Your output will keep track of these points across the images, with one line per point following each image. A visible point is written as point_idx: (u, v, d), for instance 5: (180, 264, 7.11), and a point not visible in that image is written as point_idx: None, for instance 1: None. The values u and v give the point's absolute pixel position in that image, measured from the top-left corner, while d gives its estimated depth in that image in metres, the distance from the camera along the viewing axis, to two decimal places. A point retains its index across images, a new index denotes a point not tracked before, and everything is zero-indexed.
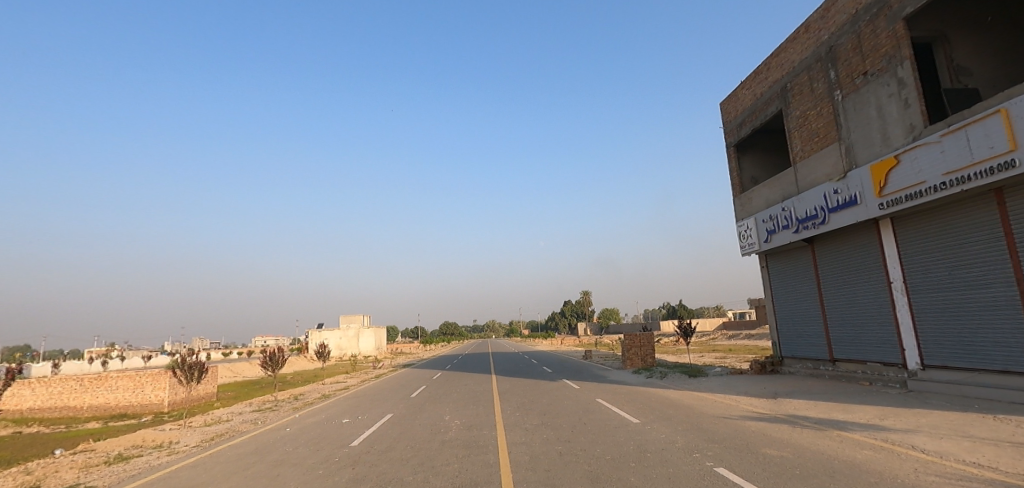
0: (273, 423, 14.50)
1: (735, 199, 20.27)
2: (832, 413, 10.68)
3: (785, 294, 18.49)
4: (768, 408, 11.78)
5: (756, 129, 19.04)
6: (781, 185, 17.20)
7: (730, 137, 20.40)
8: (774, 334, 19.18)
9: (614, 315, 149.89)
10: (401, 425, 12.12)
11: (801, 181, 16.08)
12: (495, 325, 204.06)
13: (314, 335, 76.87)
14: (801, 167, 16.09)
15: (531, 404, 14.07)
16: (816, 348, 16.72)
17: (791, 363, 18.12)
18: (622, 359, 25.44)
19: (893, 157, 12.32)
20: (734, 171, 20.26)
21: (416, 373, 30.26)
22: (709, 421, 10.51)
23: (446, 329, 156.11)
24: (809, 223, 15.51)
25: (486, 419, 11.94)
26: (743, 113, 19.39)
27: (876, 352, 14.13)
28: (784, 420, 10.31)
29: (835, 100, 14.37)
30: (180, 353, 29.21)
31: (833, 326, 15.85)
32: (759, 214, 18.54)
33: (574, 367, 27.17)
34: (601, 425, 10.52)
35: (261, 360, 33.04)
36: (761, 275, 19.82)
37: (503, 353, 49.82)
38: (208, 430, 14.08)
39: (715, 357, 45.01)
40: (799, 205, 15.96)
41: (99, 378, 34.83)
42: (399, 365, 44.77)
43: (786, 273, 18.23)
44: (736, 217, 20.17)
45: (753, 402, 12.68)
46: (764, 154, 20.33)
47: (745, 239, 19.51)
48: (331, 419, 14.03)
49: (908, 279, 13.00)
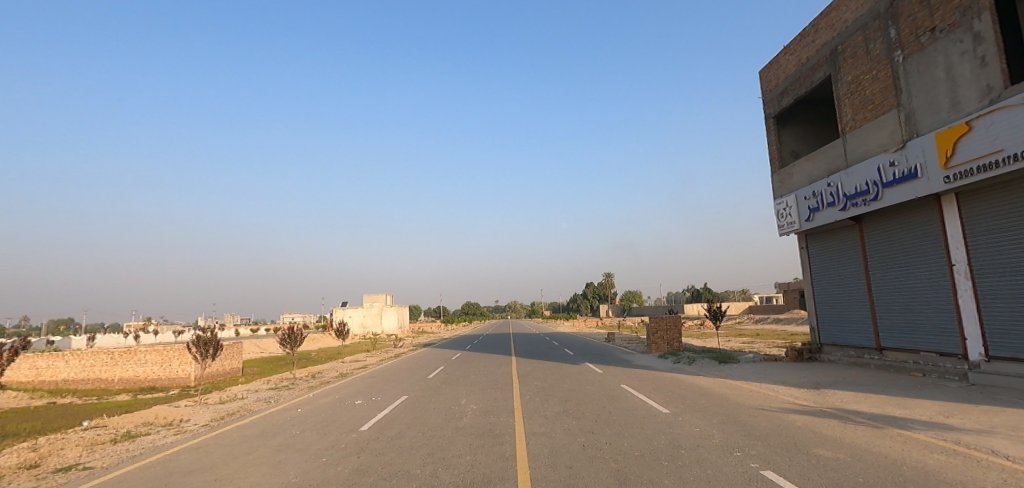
0: (286, 402, 14.13)
1: (773, 175, 18.89)
2: (887, 408, 9.62)
3: (826, 277, 17.22)
4: (812, 400, 10.78)
5: (799, 99, 17.55)
6: (827, 158, 15.81)
7: (769, 107, 18.93)
8: (813, 319, 17.96)
9: (637, 297, 148.16)
10: (415, 409, 11.52)
11: (850, 154, 14.70)
12: (516, 306, 204.47)
13: (337, 313, 77.84)
14: (850, 138, 14.68)
15: (551, 389, 13.34)
16: (860, 335, 15.51)
17: (831, 350, 16.95)
18: (647, 343, 24.50)
19: (963, 123, 10.94)
20: (774, 145, 18.83)
21: (436, 353, 29.93)
22: (747, 413, 9.58)
23: (468, 309, 156.94)
24: (859, 199, 14.17)
25: (504, 405, 11.25)
26: (785, 81, 17.89)
27: (931, 341, 12.92)
28: (833, 415, 9.29)
29: (894, 61, 12.91)
30: (199, 331, 29.34)
31: (882, 312, 14.61)
32: (800, 190, 17.18)
33: (596, 350, 26.39)
34: (627, 416, 9.71)
35: (279, 338, 33.10)
36: (799, 257, 18.51)
37: (524, 335, 49.40)
38: (220, 409, 13.77)
39: (744, 342, 43.59)
40: (848, 179, 14.60)
41: (129, 352, 35.59)
42: (420, 344, 44.69)
43: (828, 255, 16.94)
44: (774, 194, 18.82)
45: (794, 393, 11.67)
46: (806, 126, 18.83)
47: (784, 218, 18.19)
48: (345, 400, 13.58)
49: (973, 261, 11.71)
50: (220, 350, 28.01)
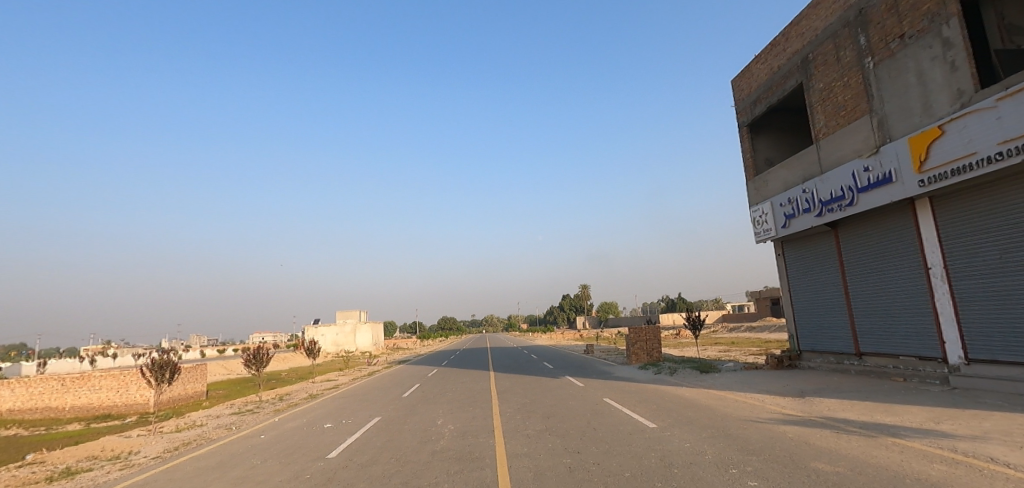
0: (249, 427, 13.17)
1: (748, 183, 18.96)
2: (875, 416, 9.41)
3: (802, 284, 17.24)
4: (799, 410, 10.52)
5: (772, 107, 17.70)
6: (801, 165, 15.89)
7: (742, 116, 19.06)
8: (791, 326, 17.93)
9: (613, 308, 149.05)
10: (388, 432, 10.81)
11: (824, 160, 14.78)
12: (492, 320, 202.99)
13: (309, 331, 75.53)
14: (824, 145, 14.78)
15: (532, 405, 12.80)
16: (839, 341, 15.48)
17: (810, 357, 16.90)
18: (627, 354, 24.17)
19: (936, 127, 11.03)
20: (748, 153, 18.94)
21: (411, 370, 28.99)
22: (737, 425, 9.23)
23: (445, 324, 154.86)
24: (835, 205, 14.20)
25: (483, 425, 10.64)
26: (757, 90, 18.05)
27: (911, 346, 12.90)
28: (824, 425, 9.00)
29: (865, 68, 13.07)
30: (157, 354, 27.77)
31: (860, 317, 14.61)
32: (775, 197, 17.22)
33: (576, 363, 25.93)
34: (614, 432, 9.24)
35: (245, 358, 31.49)
36: (776, 264, 18.53)
37: (502, 349, 48.69)
38: (176, 438, 12.73)
39: (720, 350, 43.91)
40: (823, 185, 14.66)
41: (81, 377, 33.43)
42: (395, 361, 43.43)
43: (804, 261, 16.97)
44: (749, 201, 18.87)
45: (780, 403, 11.41)
46: (778, 134, 19.02)
47: (760, 225, 18.21)
48: (313, 424, 12.74)
49: (950, 263, 11.74)
50: (178, 373, 26.40)
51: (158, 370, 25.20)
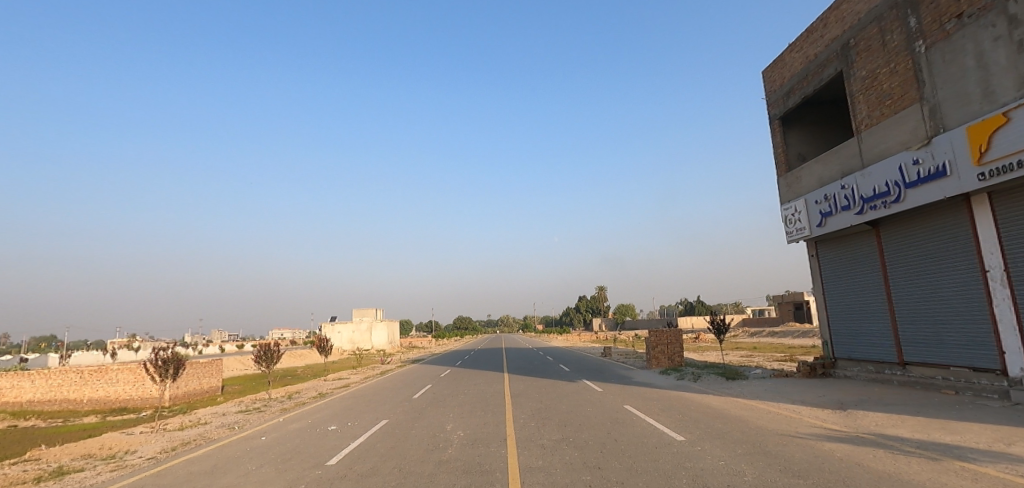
0: (252, 427, 12.66)
1: (779, 179, 17.90)
2: (932, 433, 8.43)
3: (838, 287, 16.16)
4: (842, 424, 9.57)
5: (807, 99, 16.64)
6: (839, 159, 14.82)
7: (774, 108, 18.01)
8: (825, 332, 16.84)
9: (630, 310, 147.28)
10: (393, 438, 10.17)
11: (866, 154, 13.71)
12: (508, 320, 202.41)
13: (326, 328, 75.90)
14: (866, 137, 13.71)
15: (548, 411, 12.07)
16: (879, 349, 14.38)
17: (846, 366, 15.81)
18: (647, 358, 23.21)
19: (999, 115, 9.99)
20: (779, 147, 17.88)
21: (425, 370, 28.44)
22: (776, 441, 8.34)
23: (461, 323, 154.78)
24: (878, 201, 13.13)
25: (495, 432, 9.92)
26: (790, 81, 17.00)
27: (963, 356, 11.81)
28: (874, 443, 8.06)
29: (914, 52, 12.01)
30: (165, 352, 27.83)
31: (904, 323, 13.52)
32: (810, 194, 16.15)
33: (593, 366, 25.07)
34: (636, 446, 8.43)
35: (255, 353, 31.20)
36: (809, 265, 17.42)
37: (518, 349, 48.03)
38: (176, 437, 12.25)
39: (742, 356, 42.59)
40: (865, 181, 13.59)
41: (99, 370, 33.63)
42: (409, 360, 42.98)
43: (840, 263, 15.89)
44: (780, 199, 17.80)
45: (819, 415, 10.46)
46: (812, 128, 17.93)
47: (792, 224, 17.14)
48: (318, 425, 12.19)
49: (1010, 266, 10.66)
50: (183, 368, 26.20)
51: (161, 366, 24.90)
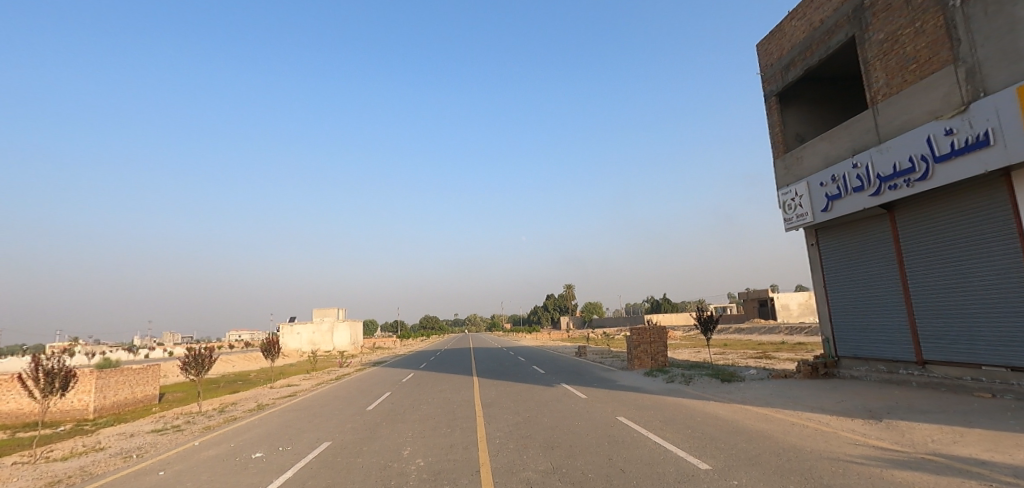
0: (155, 455, 9.95)
1: (776, 161, 16.37)
2: (1016, 454, 6.71)
3: (841, 278, 14.73)
4: (893, 441, 7.77)
5: (808, 72, 15.13)
6: (848, 135, 13.28)
7: (770, 84, 16.48)
8: (825, 328, 15.38)
9: (598, 308, 147.25)
10: (333, 471, 7.84)
11: (882, 127, 12.18)
12: (475, 320, 199.74)
13: (284, 329, 71.23)
14: (883, 108, 12.19)
15: (528, 428, 9.94)
16: (893, 347, 12.95)
17: (852, 365, 14.37)
18: (628, 358, 21.43)
19: None
20: (776, 126, 16.37)
21: (386, 374, 25.87)
22: (829, 469, 6.45)
23: (427, 323, 151.49)
24: (900, 179, 11.59)
25: (465, 462, 7.74)
26: (789, 52, 15.46)
27: (999, 354, 10.35)
28: (955, 470, 6.25)
29: (947, 7, 10.53)
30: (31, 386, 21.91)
31: (924, 317, 12.09)
32: (813, 176, 14.59)
33: (570, 367, 23.18)
34: (653, 480, 6.40)
35: (181, 359, 26.25)
36: (809, 255, 15.92)
37: (487, 349, 45.79)
38: (49, 472, 9.44)
39: (714, 353, 41.62)
40: (882, 157, 12.05)
41: (10, 379, 29.36)
42: (370, 363, 40.03)
43: (845, 251, 14.44)
44: (777, 183, 16.26)
45: (856, 428, 8.69)
46: (809, 107, 16.52)
47: (791, 210, 15.58)
48: (240, 450, 9.69)
49: None
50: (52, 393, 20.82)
51: (29, 375, 15.14)
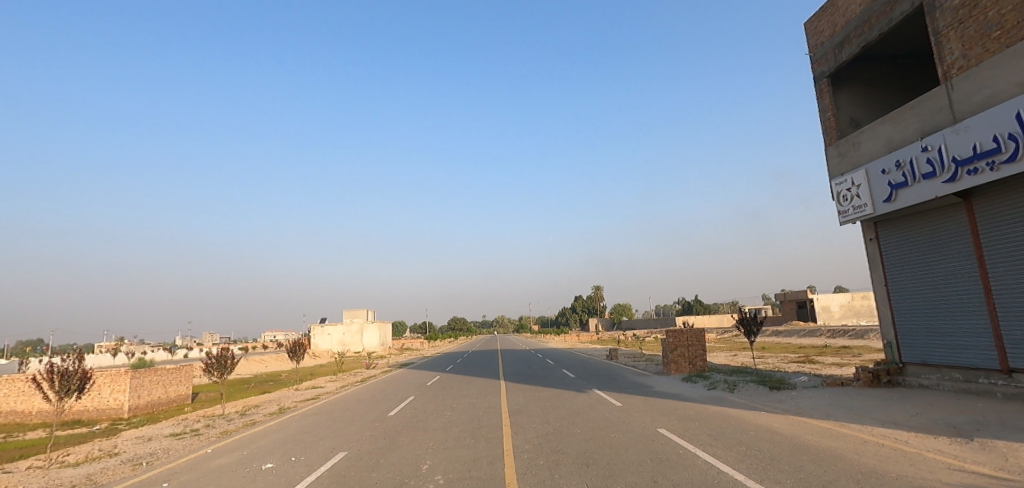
0: (165, 463, 9.44)
1: (828, 149, 15.00)
2: None
3: (906, 275, 13.29)
4: (996, 466, 6.53)
5: (865, 49, 13.76)
6: (915, 117, 11.90)
7: (820, 65, 15.14)
8: (887, 331, 13.94)
9: (627, 310, 144.48)
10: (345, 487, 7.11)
11: (959, 104, 10.79)
12: (503, 321, 199.36)
13: (315, 330, 72.11)
14: (959, 83, 10.81)
15: (559, 440, 9.02)
16: (972, 353, 11.48)
17: (920, 372, 12.91)
18: (663, 362, 20.22)
19: None
20: (828, 111, 15.01)
21: (412, 376, 25.31)
22: None
23: (455, 324, 151.77)
24: (981, 162, 10.19)
25: (489, 480, 6.88)
26: (843, 28, 14.13)
27: None
28: None
29: None
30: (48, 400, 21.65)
31: (1010, 319, 10.62)
32: (872, 163, 13.21)
33: (602, 372, 22.08)
34: None
35: (203, 360, 25.93)
36: (867, 251, 14.49)
37: (514, 351, 44.85)
38: (57, 479, 9.00)
39: (752, 357, 39.62)
40: (959, 138, 10.67)
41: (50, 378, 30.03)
42: (397, 364, 39.69)
43: (911, 245, 13.02)
44: (830, 172, 14.88)
45: (942, 449, 7.44)
46: (865, 89, 15.10)
47: (847, 201, 14.19)
48: (251, 460, 9.08)
49: None
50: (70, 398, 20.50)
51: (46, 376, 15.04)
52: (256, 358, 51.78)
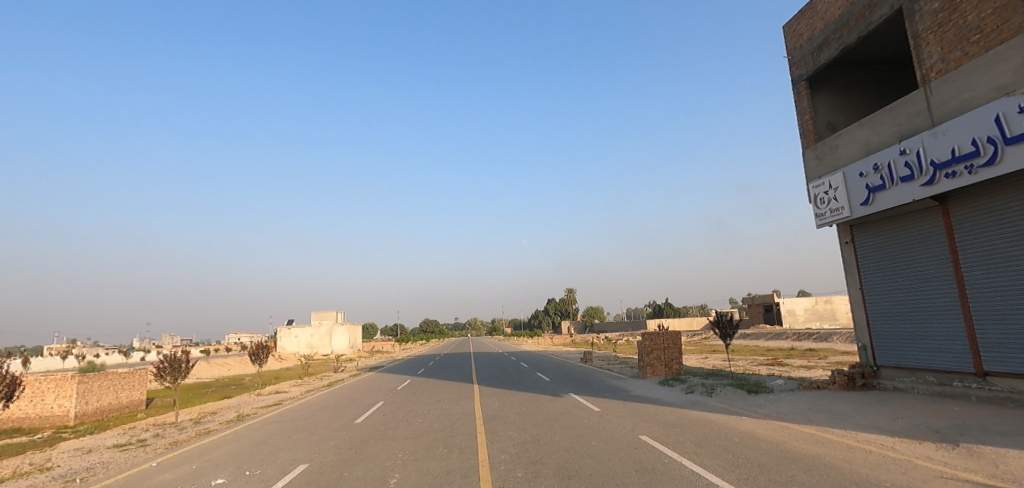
0: (102, 480, 8.51)
1: (806, 152, 14.99)
2: None
3: (881, 279, 13.33)
4: (989, 474, 6.34)
5: (844, 52, 13.77)
6: (893, 120, 11.92)
7: (798, 68, 15.14)
8: (861, 335, 13.97)
9: (600, 312, 145.57)
10: None
11: (937, 108, 10.80)
12: (475, 324, 198.17)
13: (282, 332, 69.86)
14: (937, 87, 10.83)
15: (538, 449, 8.51)
16: (946, 356, 11.52)
17: (894, 375, 12.94)
18: (639, 365, 19.98)
19: None
20: (806, 114, 15.01)
21: (382, 380, 24.43)
22: None
23: (427, 327, 150.02)
24: (960, 165, 10.20)
25: None
26: (822, 31, 14.12)
27: None
28: None
29: None
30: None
31: (985, 323, 10.67)
32: (850, 165, 13.21)
33: (577, 375, 21.70)
34: None
35: (156, 364, 24.28)
36: (843, 254, 14.52)
37: (487, 354, 44.19)
38: None
39: (722, 360, 40.01)
40: (937, 142, 10.67)
41: None
42: (367, 368, 38.55)
43: (887, 248, 13.07)
44: (807, 175, 14.87)
45: (931, 455, 7.26)
46: (841, 92, 15.17)
47: (824, 204, 14.18)
48: (201, 475, 8.26)
49: None
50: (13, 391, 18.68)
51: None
52: (218, 361, 49.61)
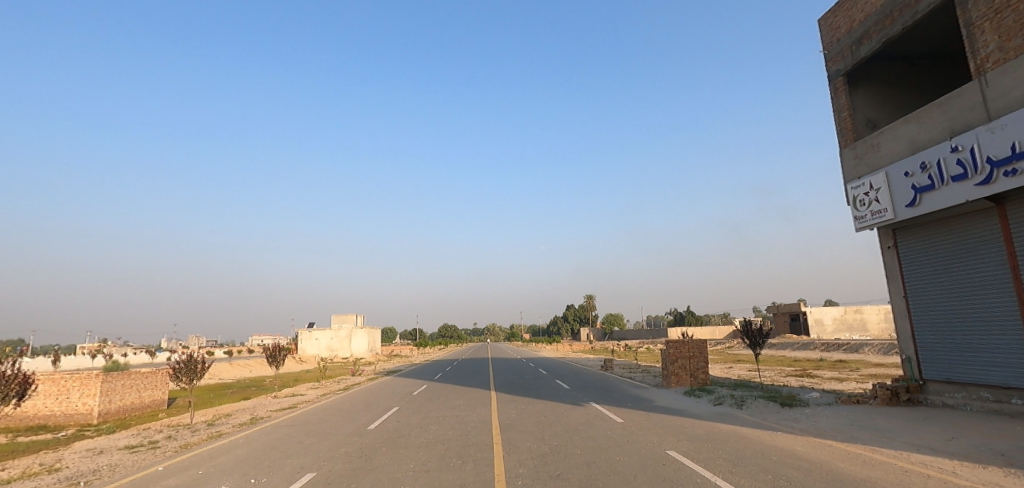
0: (107, 483, 8.23)
1: (844, 151, 14.17)
2: None
3: (928, 286, 12.42)
4: None
5: (886, 44, 12.97)
6: (943, 115, 11.09)
7: (836, 63, 14.36)
8: (906, 346, 13.04)
9: (619, 320, 143.88)
10: None
11: (994, 101, 9.97)
12: (493, 329, 197.73)
13: (303, 335, 70.55)
14: (994, 78, 10.01)
15: (559, 462, 7.96)
16: (1004, 371, 10.58)
17: (943, 390, 12.00)
18: (663, 374, 19.19)
19: None
20: (844, 111, 14.21)
21: (398, 384, 24.07)
22: None
23: (446, 332, 150.12)
24: (1021, 162, 9.34)
25: None
26: (862, 23, 13.34)
27: None
28: None
29: None
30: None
31: None
32: (894, 165, 12.37)
33: (598, 383, 21.01)
34: None
35: (172, 365, 24.30)
36: (885, 259, 13.62)
37: (505, 360, 43.61)
38: None
39: (747, 370, 38.60)
40: (994, 137, 9.83)
41: None
42: (385, 372, 38.38)
43: (935, 253, 12.18)
44: (846, 176, 14.04)
45: (1000, 482, 6.48)
46: (882, 88, 14.33)
47: (864, 206, 13.32)
48: (205, 482, 7.92)
49: None
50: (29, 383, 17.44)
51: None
52: (239, 363, 50.08)
